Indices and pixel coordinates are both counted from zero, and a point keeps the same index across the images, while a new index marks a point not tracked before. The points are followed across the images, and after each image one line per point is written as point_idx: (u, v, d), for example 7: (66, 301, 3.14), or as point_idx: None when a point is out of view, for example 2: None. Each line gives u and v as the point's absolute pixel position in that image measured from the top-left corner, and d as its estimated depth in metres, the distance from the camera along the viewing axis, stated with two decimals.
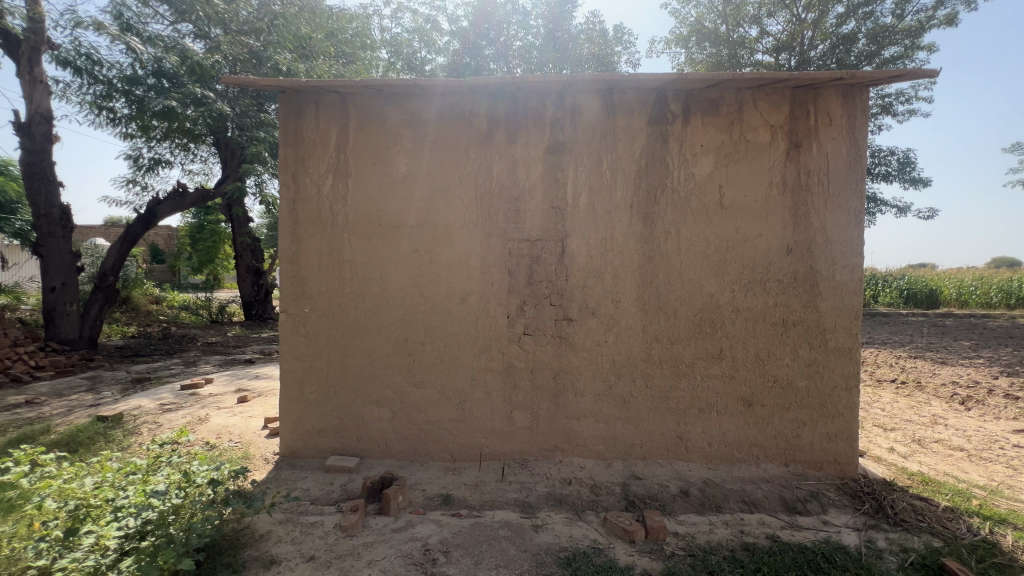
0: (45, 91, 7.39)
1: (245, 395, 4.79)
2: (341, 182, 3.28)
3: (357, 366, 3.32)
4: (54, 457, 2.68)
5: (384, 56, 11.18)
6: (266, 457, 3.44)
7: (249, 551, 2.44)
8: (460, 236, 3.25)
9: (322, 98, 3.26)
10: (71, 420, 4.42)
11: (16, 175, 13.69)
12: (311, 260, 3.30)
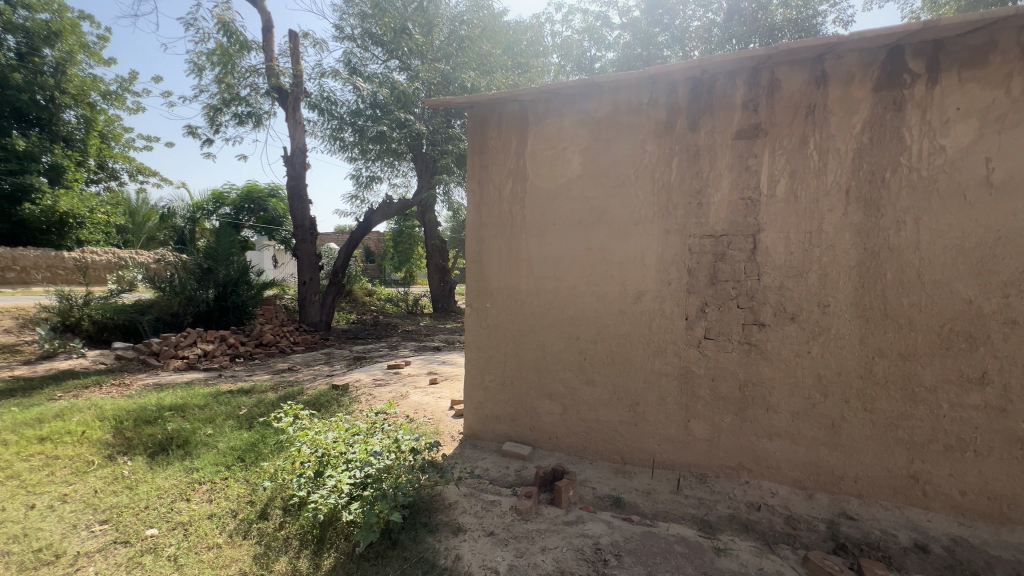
0: (302, 129, 9.54)
1: (435, 378, 5.48)
2: (519, 185, 3.49)
3: (532, 360, 3.48)
4: (308, 413, 3.45)
5: (556, 61, 11.51)
6: (452, 434, 3.87)
7: (440, 515, 2.76)
8: (635, 233, 3.15)
9: (504, 108, 3.51)
10: (315, 386, 5.65)
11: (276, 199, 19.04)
12: (492, 259, 3.58)
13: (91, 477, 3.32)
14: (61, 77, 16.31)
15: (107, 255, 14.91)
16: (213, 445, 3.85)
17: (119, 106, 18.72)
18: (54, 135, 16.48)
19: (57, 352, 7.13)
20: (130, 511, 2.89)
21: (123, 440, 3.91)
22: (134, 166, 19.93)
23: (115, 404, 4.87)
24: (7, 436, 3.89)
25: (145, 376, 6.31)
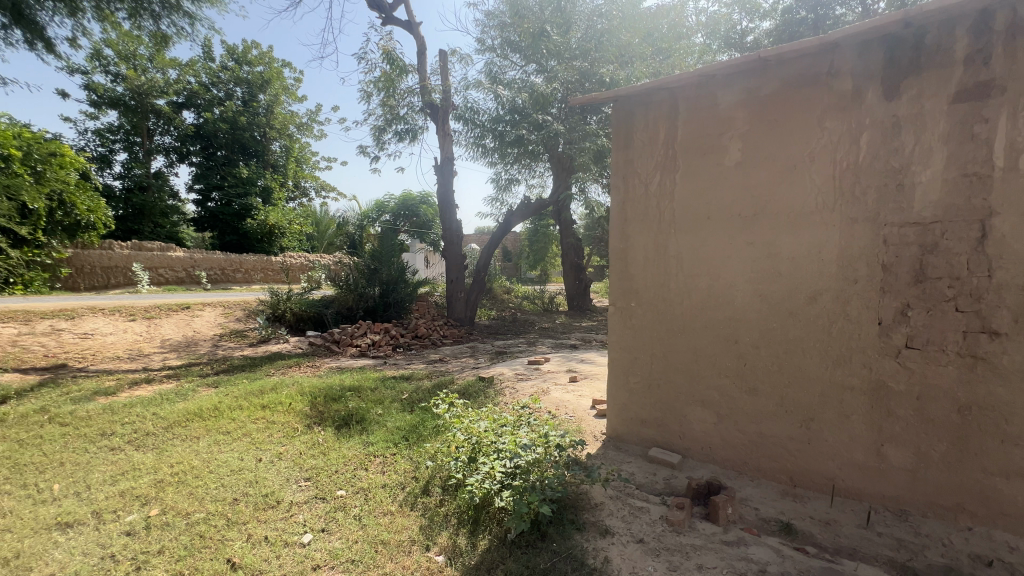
0: (449, 140, 10.36)
1: (575, 376, 5.49)
2: (668, 178, 3.30)
3: (681, 363, 3.28)
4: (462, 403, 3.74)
5: (701, 41, 10.62)
6: (595, 434, 3.83)
7: (587, 514, 2.75)
8: (808, 225, 2.75)
9: (652, 97, 3.35)
10: (464, 377, 6.10)
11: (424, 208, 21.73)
12: (638, 256, 3.45)
13: (297, 441, 4.07)
14: (270, 115, 20.27)
15: (301, 259, 18.09)
16: (383, 423, 4.41)
17: (309, 134, 22.58)
18: (266, 163, 20.54)
19: (270, 337, 8.88)
20: (325, 473, 3.45)
21: (317, 413, 4.71)
22: (319, 184, 23.89)
23: (311, 382, 5.90)
24: (242, 402, 4.96)
25: (330, 360, 7.50)
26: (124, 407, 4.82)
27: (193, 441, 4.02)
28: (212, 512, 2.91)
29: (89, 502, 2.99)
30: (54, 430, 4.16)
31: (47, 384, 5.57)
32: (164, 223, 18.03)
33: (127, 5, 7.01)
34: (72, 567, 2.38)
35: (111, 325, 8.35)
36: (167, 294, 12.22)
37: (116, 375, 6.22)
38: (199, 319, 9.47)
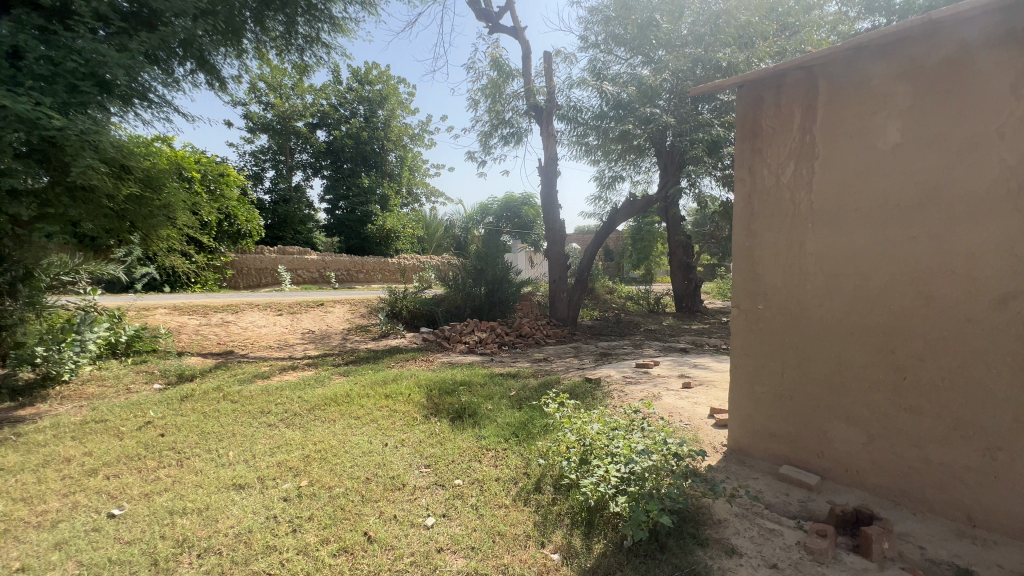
0: (553, 140, 10.41)
1: (689, 382, 5.18)
2: (805, 167, 2.97)
3: (820, 373, 2.93)
4: (573, 403, 3.73)
5: (835, 10, 9.57)
6: (714, 445, 3.58)
7: (709, 531, 2.58)
8: (993, 215, 2.30)
9: (785, 79, 3.05)
10: (570, 377, 6.08)
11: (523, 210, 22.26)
12: (767, 254, 3.16)
13: (417, 429, 4.38)
14: (388, 129, 22.12)
15: (414, 260, 19.47)
16: (494, 418, 4.58)
17: (420, 144, 24.24)
18: (384, 173, 22.46)
19: (389, 333, 9.69)
20: (444, 462, 3.68)
21: (433, 404, 5.04)
22: (429, 190, 25.54)
23: (427, 375, 6.32)
24: (369, 391, 5.48)
25: (442, 355, 7.96)
26: (277, 389, 5.60)
27: (331, 423, 4.53)
28: (349, 488, 3.25)
29: (255, 469, 3.51)
30: (227, 406, 4.97)
31: (221, 367, 6.66)
32: (302, 230, 20.58)
33: (279, 43, 8.14)
34: (245, 522, 2.81)
35: (264, 318, 9.74)
36: (305, 292, 13.95)
37: (269, 362, 7.25)
38: (331, 314, 10.65)
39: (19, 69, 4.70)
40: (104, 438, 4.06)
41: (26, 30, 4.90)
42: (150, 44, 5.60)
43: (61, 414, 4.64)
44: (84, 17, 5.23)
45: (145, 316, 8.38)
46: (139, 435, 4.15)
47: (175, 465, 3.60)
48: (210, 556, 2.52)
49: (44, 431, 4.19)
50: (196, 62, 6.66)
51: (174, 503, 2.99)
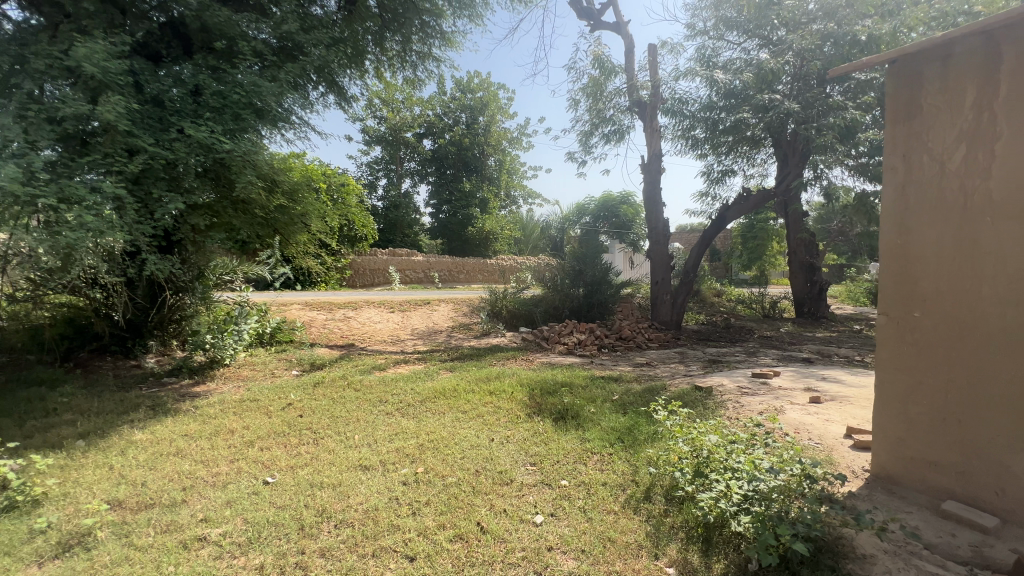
0: (657, 136, 10.00)
1: (818, 396, 4.65)
2: (980, 149, 2.52)
3: (1000, 395, 2.45)
4: (685, 410, 3.54)
5: None
6: (854, 469, 3.17)
7: (852, 566, 2.29)
8: None
9: (953, 48, 2.62)
10: (677, 383, 5.79)
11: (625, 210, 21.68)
12: (926, 253, 2.72)
13: (521, 427, 4.48)
14: (488, 134, 22.90)
15: (511, 261, 19.93)
16: (598, 421, 4.52)
17: (518, 147, 24.76)
18: (483, 177, 23.29)
19: (490, 331, 10.03)
20: (549, 461, 3.71)
21: (535, 404, 5.11)
22: (527, 192, 25.99)
23: (528, 374, 6.43)
24: (474, 387, 5.72)
25: (542, 355, 8.04)
26: (393, 381, 6.08)
27: (440, 415, 4.80)
28: (461, 479, 3.42)
29: (378, 452, 3.84)
30: (352, 393, 5.50)
31: (345, 358, 7.40)
32: (409, 233, 22.09)
33: (395, 61, 8.83)
34: (373, 500, 3.09)
35: (379, 315, 10.62)
36: (413, 291, 14.97)
37: (385, 355, 7.90)
38: (437, 312, 11.30)
39: (199, 103, 5.66)
40: (257, 415, 4.72)
41: (204, 70, 5.88)
42: (294, 73, 6.41)
43: (225, 392, 5.49)
44: (245, 56, 6.14)
45: (284, 311, 9.60)
46: (283, 415, 4.75)
47: (312, 443, 4.07)
48: (345, 527, 2.81)
49: (213, 406, 4.99)
50: (328, 86, 7.48)
51: (314, 477, 3.38)
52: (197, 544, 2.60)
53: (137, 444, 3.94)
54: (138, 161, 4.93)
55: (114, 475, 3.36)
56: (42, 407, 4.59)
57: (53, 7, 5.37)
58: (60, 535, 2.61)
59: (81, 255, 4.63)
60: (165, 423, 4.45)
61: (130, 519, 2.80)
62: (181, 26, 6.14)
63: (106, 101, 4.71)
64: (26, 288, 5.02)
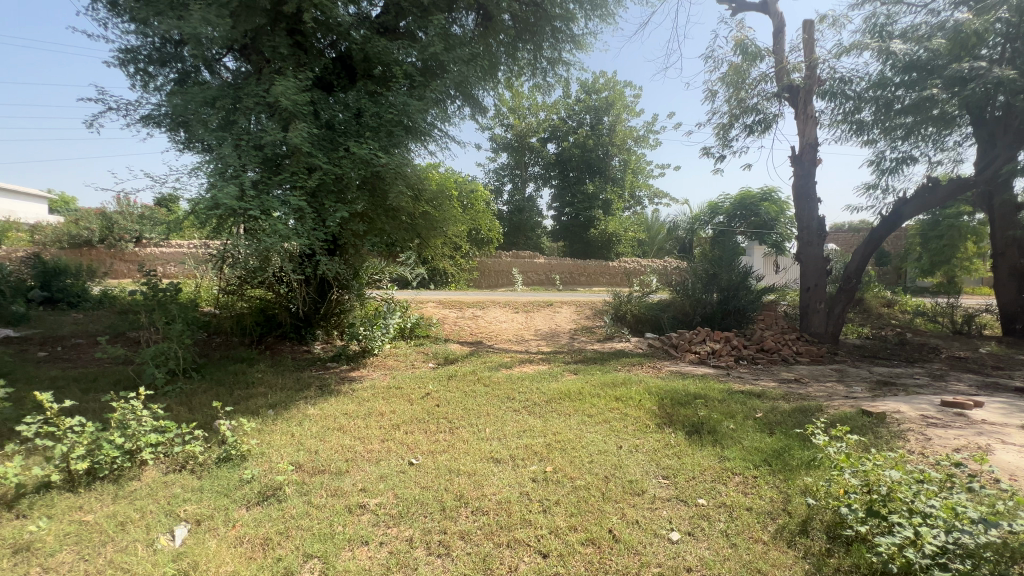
0: (813, 122, 8.83)
1: None
2: None
3: None
4: (853, 437, 3.06)
5: None
6: None
7: None
8: None
9: None
10: (836, 406, 5.04)
11: (767, 206, 19.48)
12: None
13: (651, 437, 4.29)
14: (613, 134, 22.41)
15: (635, 263, 19.26)
16: (739, 440, 4.13)
17: (644, 145, 23.86)
18: (607, 178, 22.89)
19: (613, 335, 9.80)
20: (684, 476, 3.50)
21: (666, 414, 4.87)
22: (653, 191, 24.93)
23: (656, 382, 6.15)
24: (599, 391, 5.64)
25: (670, 363, 7.61)
26: (520, 379, 6.28)
27: (567, 416, 4.82)
28: (590, 483, 3.39)
29: (508, 447, 3.99)
30: (482, 388, 5.81)
31: (474, 354, 7.85)
32: (532, 236, 22.82)
33: (526, 70, 9.19)
34: (505, 492, 3.21)
35: (504, 314, 11.05)
36: (536, 292, 15.30)
37: (510, 353, 8.20)
38: (559, 314, 11.40)
39: (361, 124, 6.50)
40: (402, 401, 5.24)
41: (365, 95, 6.72)
42: (437, 90, 7.02)
43: (375, 379, 6.19)
44: (397, 78, 6.89)
45: (421, 308, 10.51)
46: (422, 403, 5.20)
47: (449, 432, 4.38)
48: (481, 514, 2.97)
49: (366, 390, 5.67)
50: (465, 99, 8.02)
51: (451, 463, 3.63)
52: (358, 510, 2.96)
53: (310, 417, 4.63)
54: (315, 177, 5.82)
55: (294, 441, 3.99)
56: (243, 380, 5.64)
57: (257, 54, 6.59)
58: (259, 486, 3.17)
59: (274, 257, 5.61)
60: (330, 401, 5.16)
61: (308, 481, 3.29)
62: (348, 59, 7.09)
63: (294, 128, 5.67)
64: (235, 283, 6.20)
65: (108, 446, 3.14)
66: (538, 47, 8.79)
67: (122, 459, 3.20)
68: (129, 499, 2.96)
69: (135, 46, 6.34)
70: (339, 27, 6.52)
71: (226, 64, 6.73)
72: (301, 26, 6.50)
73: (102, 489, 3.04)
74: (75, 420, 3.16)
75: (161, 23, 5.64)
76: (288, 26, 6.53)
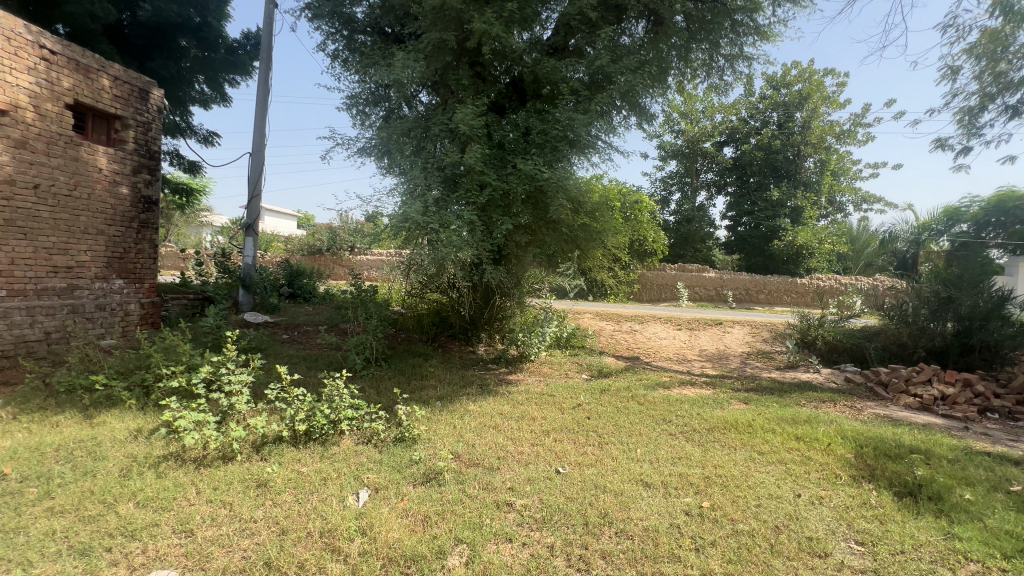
0: None
1: None
2: None
3: None
4: None
5: None
6: None
7: None
8: None
9: None
10: None
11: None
12: None
13: (841, 490, 3.56)
14: (807, 131, 19.40)
15: (831, 281, 16.28)
16: (978, 516, 3.16)
17: (850, 142, 20.14)
18: (797, 182, 19.93)
19: (798, 363, 8.41)
20: (887, 548, 2.82)
21: (865, 466, 3.99)
22: (860, 196, 20.87)
23: (853, 426, 5.08)
24: (774, 426, 4.91)
25: (876, 405, 6.20)
26: (678, 401, 5.84)
27: (731, 450, 4.30)
28: (755, 529, 2.96)
29: (659, 472, 3.74)
30: (636, 406, 5.57)
31: (629, 370, 7.57)
32: (701, 248, 21.17)
33: (701, 71, 8.87)
34: (653, 520, 3.01)
35: (666, 331, 10.42)
36: (703, 310, 14.09)
37: (669, 373, 7.68)
38: (730, 335, 10.30)
39: (528, 142, 6.93)
40: (553, 409, 5.34)
41: (534, 115, 7.12)
42: (603, 102, 6.99)
43: (530, 384, 6.44)
44: (564, 95, 7.12)
45: (578, 319, 10.59)
46: (573, 414, 5.22)
47: (597, 446, 4.30)
48: (625, 538, 2.84)
49: (521, 394, 5.93)
50: (631, 108, 7.87)
51: (598, 479, 3.55)
52: (505, 507, 3.11)
53: (470, 413, 5.04)
54: (485, 193, 6.42)
55: (455, 433, 4.39)
56: (419, 372, 6.45)
57: (444, 88, 7.53)
58: (424, 468, 3.57)
59: (448, 266, 6.28)
60: (488, 401, 5.54)
61: (464, 471, 3.58)
62: (520, 82, 7.60)
63: (470, 150, 6.32)
64: (417, 286, 7.12)
65: (320, 414, 3.91)
66: (715, 45, 8.21)
67: (328, 426, 3.95)
68: (332, 461, 3.63)
69: (356, 93, 7.84)
70: (514, 54, 7.02)
71: (420, 99, 7.85)
72: (481, 58, 7.20)
73: (314, 449, 3.79)
74: (300, 391, 4.02)
75: (375, 72, 6.87)
76: (471, 59, 7.29)
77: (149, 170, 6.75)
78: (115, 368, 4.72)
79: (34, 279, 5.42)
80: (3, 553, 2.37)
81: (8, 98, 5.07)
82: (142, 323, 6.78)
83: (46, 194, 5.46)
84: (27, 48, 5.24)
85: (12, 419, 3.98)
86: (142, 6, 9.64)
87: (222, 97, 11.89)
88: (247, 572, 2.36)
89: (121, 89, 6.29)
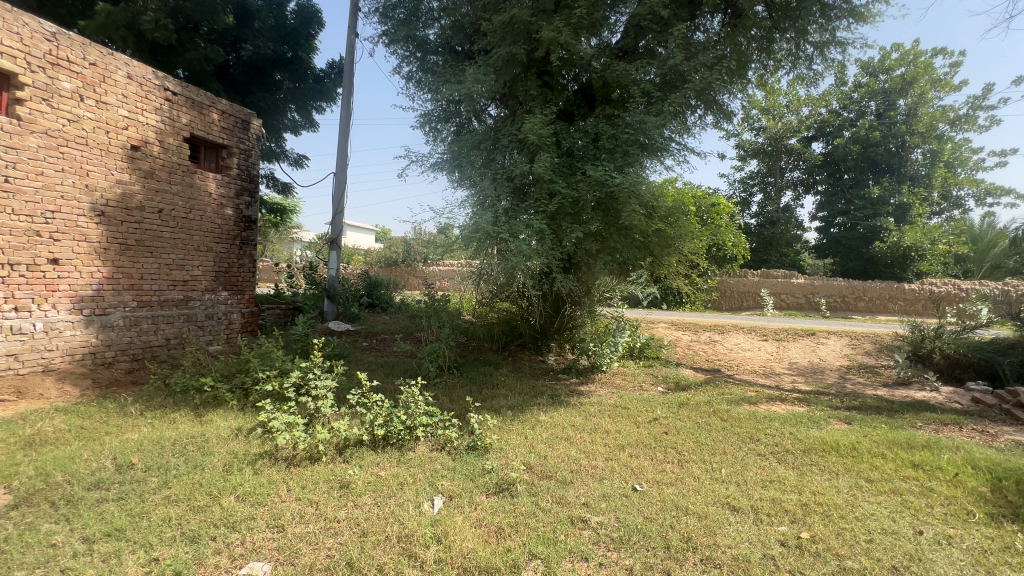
0: None
1: None
2: None
3: None
4: None
5: None
6: None
7: None
8: None
9: None
10: None
11: None
12: None
13: (975, 530, 3.05)
14: (912, 120, 17.41)
15: (949, 286, 14.29)
16: None
17: (968, 128, 17.77)
18: (902, 176, 17.87)
19: (911, 379, 7.42)
20: None
21: (1007, 504, 3.39)
22: (982, 189, 18.29)
23: (988, 454, 4.35)
24: (885, 450, 4.34)
25: (1016, 431, 5.29)
26: (767, 419, 5.37)
27: (832, 475, 3.85)
28: (867, 569, 2.61)
29: (749, 496, 3.43)
30: (719, 422, 5.19)
31: (710, 383, 7.09)
32: (788, 252, 19.56)
33: (785, 62, 8.34)
34: (744, 549, 2.76)
35: (749, 342, 9.69)
36: (791, 319, 12.97)
37: (756, 387, 7.09)
38: (825, 346, 9.37)
39: (598, 148, 6.83)
40: (628, 422, 5.13)
41: (603, 120, 7.00)
42: (677, 103, 6.70)
43: (602, 396, 6.23)
44: (635, 98, 6.92)
45: (652, 329, 10.15)
46: (649, 428, 4.97)
47: (677, 464, 4.05)
48: (712, 566, 2.62)
49: (593, 406, 5.76)
50: (707, 107, 7.49)
51: (679, 499, 3.33)
52: (581, 524, 3.00)
53: (541, 423, 4.98)
54: (555, 202, 6.38)
55: (527, 444, 4.35)
56: (490, 381, 6.49)
57: (513, 99, 7.64)
58: (497, 478, 3.55)
59: (518, 275, 6.29)
60: (560, 412, 5.44)
61: (536, 483, 3.52)
62: (588, 88, 7.52)
63: (539, 159, 6.34)
64: (487, 296, 7.19)
65: (397, 420, 4.05)
66: (801, 32, 7.64)
67: (404, 432, 4.07)
68: (409, 466, 3.73)
69: (429, 111, 8.18)
70: (582, 60, 6.98)
71: (489, 112, 8.02)
72: (549, 67, 7.21)
73: (391, 453, 3.92)
74: (378, 397, 4.20)
75: (447, 89, 7.13)
76: (539, 70, 7.33)
77: (249, 192, 7.48)
78: (221, 371, 5.23)
79: (158, 291, 6.17)
80: (130, 534, 2.66)
81: (140, 135, 5.87)
82: (242, 331, 7.47)
83: (168, 217, 6.20)
84: (155, 91, 6.03)
85: (139, 415, 4.52)
86: (245, 47, 10.80)
87: (310, 123, 12.90)
88: (331, 571, 2.46)
89: (227, 121, 7.04)
